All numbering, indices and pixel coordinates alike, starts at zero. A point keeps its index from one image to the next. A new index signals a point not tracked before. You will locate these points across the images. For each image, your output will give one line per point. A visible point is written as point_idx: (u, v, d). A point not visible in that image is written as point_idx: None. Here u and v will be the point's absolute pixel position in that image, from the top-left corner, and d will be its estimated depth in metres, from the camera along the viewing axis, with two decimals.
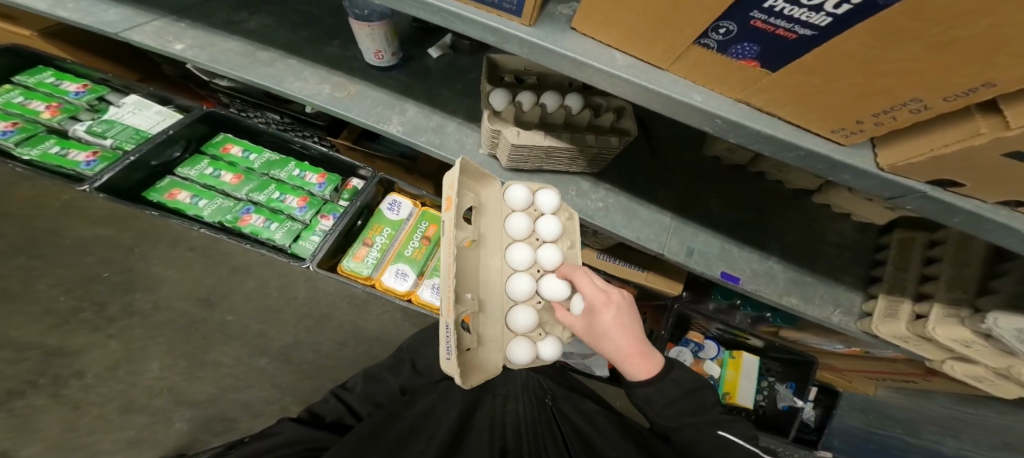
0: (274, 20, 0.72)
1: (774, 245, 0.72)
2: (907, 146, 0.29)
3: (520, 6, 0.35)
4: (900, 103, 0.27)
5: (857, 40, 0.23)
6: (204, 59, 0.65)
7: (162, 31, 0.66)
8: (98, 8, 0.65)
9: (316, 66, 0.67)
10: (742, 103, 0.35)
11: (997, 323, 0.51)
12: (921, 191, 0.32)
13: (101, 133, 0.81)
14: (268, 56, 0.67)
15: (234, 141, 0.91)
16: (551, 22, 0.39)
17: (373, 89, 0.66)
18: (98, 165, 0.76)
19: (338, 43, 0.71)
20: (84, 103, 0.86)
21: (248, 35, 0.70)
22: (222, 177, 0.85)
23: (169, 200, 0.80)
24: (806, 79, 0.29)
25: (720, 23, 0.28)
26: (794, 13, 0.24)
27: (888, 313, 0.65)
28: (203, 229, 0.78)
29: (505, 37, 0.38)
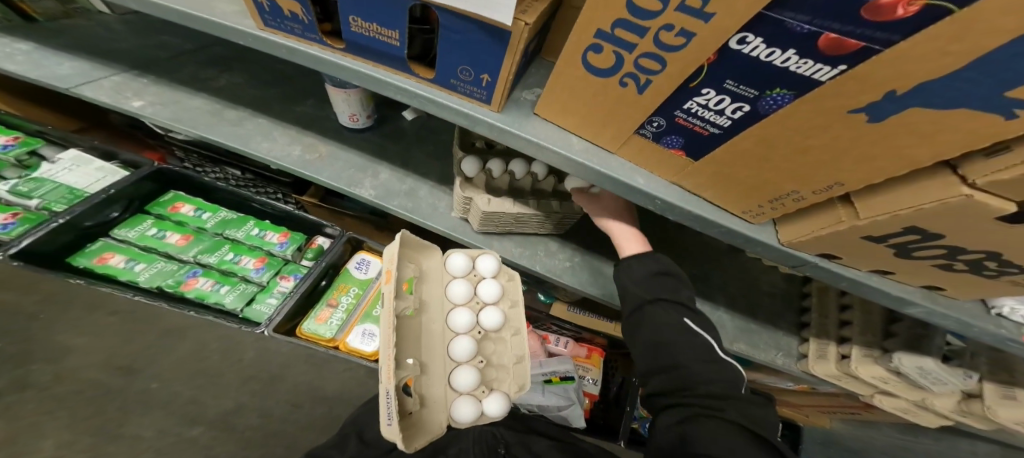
0: (244, 78, 0.78)
1: (719, 297, 0.80)
2: (797, 225, 0.36)
3: (490, 95, 0.41)
4: (786, 193, 0.33)
5: (752, 140, 0.30)
6: (163, 116, 0.69)
7: (122, 87, 0.71)
8: (53, 62, 0.70)
9: (287, 126, 0.72)
10: (676, 185, 0.42)
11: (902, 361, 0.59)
12: (813, 262, 0.39)
13: (27, 193, 0.75)
14: (235, 115, 0.71)
15: (184, 199, 0.88)
16: (517, 107, 0.44)
17: (345, 150, 0.71)
18: (17, 228, 0.72)
19: (310, 102, 0.77)
20: (12, 158, 0.79)
21: (216, 92, 0.75)
22: (168, 238, 0.82)
23: (98, 265, 0.74)
24: (719, 169, 0.35)
25: (653, 118, 0.35)
26: (706, 115, 0.31)
27: (819, 354, 0.73)
28: (140, 297, 0.73)
29: (476, 121, 0.43)
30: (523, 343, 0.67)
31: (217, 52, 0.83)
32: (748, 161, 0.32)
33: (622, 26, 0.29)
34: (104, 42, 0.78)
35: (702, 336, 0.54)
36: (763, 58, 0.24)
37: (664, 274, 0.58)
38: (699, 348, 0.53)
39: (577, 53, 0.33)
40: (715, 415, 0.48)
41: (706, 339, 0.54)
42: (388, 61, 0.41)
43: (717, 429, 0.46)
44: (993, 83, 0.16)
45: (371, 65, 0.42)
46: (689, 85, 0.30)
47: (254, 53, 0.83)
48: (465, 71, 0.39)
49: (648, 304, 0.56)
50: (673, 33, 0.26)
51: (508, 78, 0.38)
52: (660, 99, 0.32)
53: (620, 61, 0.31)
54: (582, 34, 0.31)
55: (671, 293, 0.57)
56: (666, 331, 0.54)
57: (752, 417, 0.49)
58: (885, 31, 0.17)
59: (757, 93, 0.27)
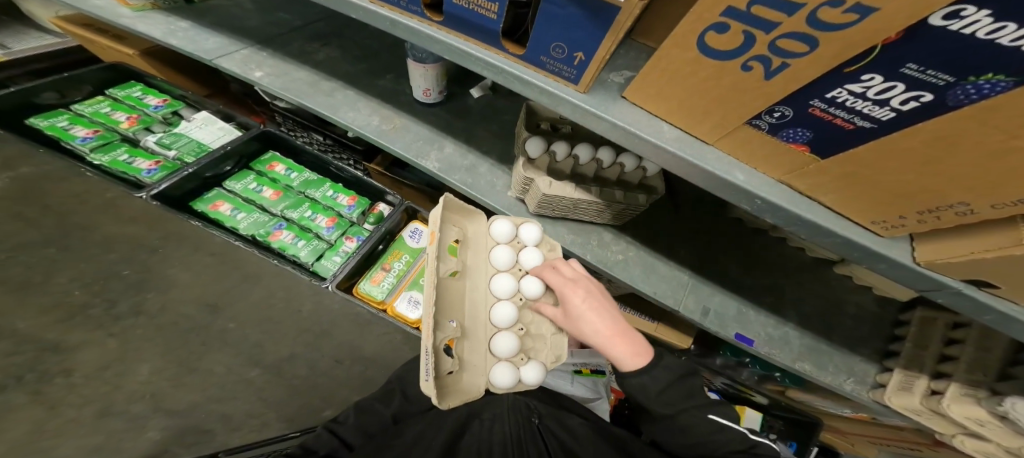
0: (340, 52, 0.81)
1: (788, 311, 0.75)
2: (948, 242, 0.31)
3: (579, 75, 0.38)
4: (945, 205, 0.28)
5: (916, 138, 0.25)
6: (277, 85, 0.72)
7: (249, 60, 0.76)
8: (202, 37, 0.77)
9: (369, 99, 0.73)
10: (784, 185, 0.37)
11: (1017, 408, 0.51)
12: (955, 288, 0.33)
13: (167, 145, 0.88)
14: (329, 86, 0.74)
15: (280, 160, 0.97)
16: (603, 89, 0.41)
17: (417, 125, 0.71)
18: (158, 174, 0.83)
19: (390, 77, 0.78)
20: (160, 117, 0.95)
21: (316, 65, 0.78)
22: (263, 193, 0.91)
23: (212, 211, 0.85)
24: (854, 168, 0.30)
25: (776, 108, 0.30)
26: (855, 104, 0.26)
27: (904, 386, 0.65)
28: (240, 243, 0.82)
29: (560, 101, 0.40)
30: None
31: (319, 30, 0.86)
32: (903, 161, 0.27)
33: (764, 3, 0.24)
34: (237, 20, 0.84)
35: (726, 429, 0.57)
36: (978, 37, 0.18)
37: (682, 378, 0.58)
38: (732, 440, 0.56)
39: (693, 34, 0.29)
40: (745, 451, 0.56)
41: (733, 431, 0.57)
42: (480, 34, 0.40)
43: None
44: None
45: (462, 40, 0.41)
46: (844, 70, 0.24)
47: (352, 29, 0.87)
48: (559, 48, 0.37)
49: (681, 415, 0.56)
50: (840, 9, 0.21)
51: (605, 58, 0.35)
52: (796, 84, 0.27)
53: (749, 42, 0.26)
54: (704, 13, 0.27)
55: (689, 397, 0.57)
56: (693, 434, 0.56)
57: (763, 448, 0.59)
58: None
59: (952, 81, 0.21)
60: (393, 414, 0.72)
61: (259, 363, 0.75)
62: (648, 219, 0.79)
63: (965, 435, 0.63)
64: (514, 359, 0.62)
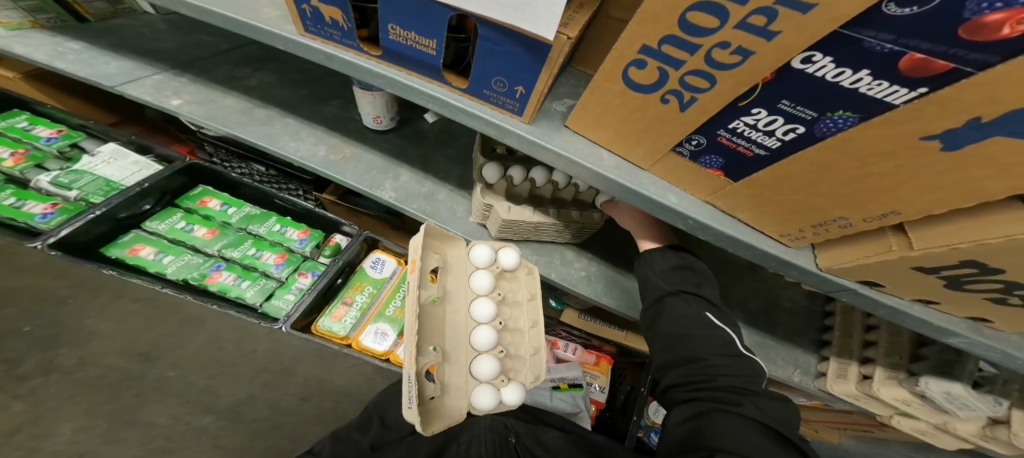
0: (276, 77, 0.80)
1: (737, 312, 0.80)
2: (838, 251, 0.35)
3: (522, 107, 0.40)
4: (832, 219, 0.32)
5: (799, 165, 0.28)
6: (197, 114, 0.70)
7: (162, 86, 0.72)
8: (100, 61, 0.71)
9: (315, 126, 0.72)
10: (709, 204, 0.40)
11: (929, 385, 0.58)
12: (856, 289, 0.38)
13: (66, 185, 0.77)
14: (265, 114, 0.72)
15: (212, 194, 0.90)
16: (547, 119, 0.44)
17: (371, 154, 0.71)
18: (56, 218, 0.72)
19: (335, 103, 0.77)
20: (55, 151, 0.84)
21: (247, 91, 0.76)
22: (195, 232, 0.83)
23: (129, 256, 0.75)
24: (760, 190, 0.33)
25: (692, 136, 0.33)
26: (751, 134, 0.29)
27: (840, 374, 0.71)
28: (165, 289, 0.71)
29: (507, 132, 0.42)
30: (540, 336, 0.65)
31: (250, 53, 0.85)
32: (796, 184, 0.30)
33: (670, 43, 0.27)
34: (147, 42, 0.80)
35: (721, 331, 0.54)
36: (828, 80, 0.22)
37: (688, 269, 0.57)
38: (716, 344, 0.53)
39: (617, 68, 0.32)
40: (727, 408, 0.48)
41: (727, 334, 0.54)
42: (423, 69, 0.41)
43: (731, 424, 0.46)
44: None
45: (403, 72, 0.42)
46: (738, 104, 0.27)
47: (287, 53, 0.86)
48: (500, 82, 0.39)
49: (667, 297, 0.56)
50: (728, 51, 0.24)
51: (544, 90, 0.37)
52: (703, 118, 0.30)
53: (664, 77, 0.29)
54: (625, 50, 0.29)
55: (691, 287, 0.56)
56: (684, 322, 0.54)
57: (769, 410, 0.49)
58: (981, 50, 0.15)
59: (816, 115, 0.24)
60: (371, 443, 0.71)
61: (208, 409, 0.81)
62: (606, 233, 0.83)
63: (899, 415, 0.70)
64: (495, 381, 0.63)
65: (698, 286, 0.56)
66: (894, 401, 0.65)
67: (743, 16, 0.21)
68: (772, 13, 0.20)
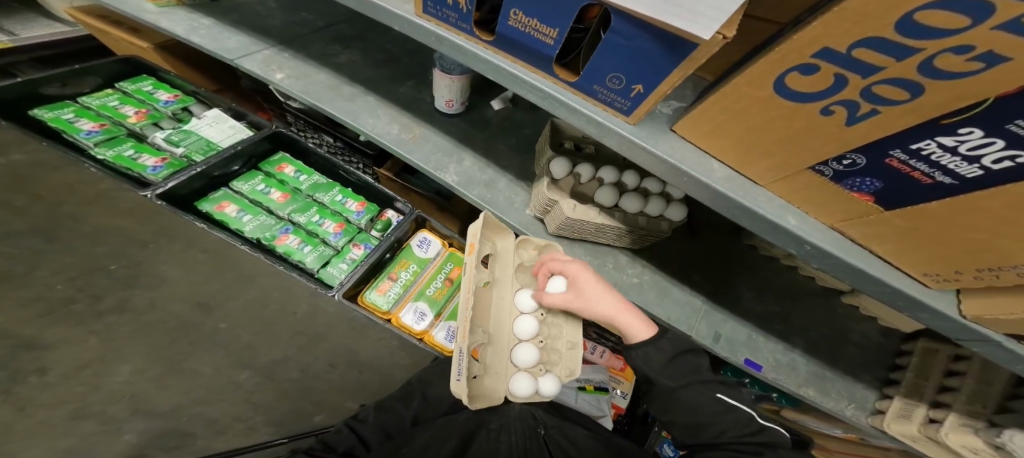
0: (362, 55, 0.79)
1: (797, 340, 0.76)
2: (993, 300, 0.31)
3: (634, 106, 0.37)
4: (1009, 265, 0.27)
5: (998, 199, 0.23)
6: (296, 88, 0.69)
7: (270, 61, 0.72)
8: (224, 36, 0.73)
9: (391, 106, 0.71)
10: (835, 231, 0.36)
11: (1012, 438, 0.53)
12: (997, 341, 0.33)
13: (174, 142, 0.83)
14: (350, 91, 0.71)
15: (289, 162, 0.94)
16: (653, 121, 0.40)
17: (439, 136, 0.69)
18: (164, 171, 0.79)
19: (410, 84, 0.76)
20: (170, 112, 0.90)
21: (337, 68, 0.75)
22: (270, 195, 0.87)
23: (217, 211, 0.81)
24: (921, 224, 0.29)
25: (847, 155, 0.29)
26: (939, 159, 0.25)
27: (902, 414, 0.69)
28: (245, 246, 0.78)
29: (607, 131, 0.39)
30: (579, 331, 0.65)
31: (340, 32, 0.83)
32: (980, 221, 0.26)
33: (867, 45, 0.22)
34: (259, 19, 0.80)
35: (738, 410, 0.50)
36: None
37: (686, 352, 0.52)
38: (739, 426, 0.49)
39: (770, 74, 0.27)
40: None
41: (744, 413, 0.50)
42: (533, 57, 0.38)
43: None
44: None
45: (509, 60, 0.40)
46: (939, 122, 0.22)
47: (374, 33, 0.85)
48: (616, 79, 0.35)
49: (679, 390, 0.50)
50: (964, 57, 0.18)
51: (664, 93, 0.33)
52: (875, 135, 0.26)
53: (839, 86, 0.25)
54: (792, 52, 0.25)
55: (694, 371, 0.51)
56: (700, 413, 0.49)
57: None
58: None
59: None
60: (414, 416, 0.71)
61: (250, 365, 0.70)
62: (663, 245, 0.80)
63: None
64: (533, 369, 0.63)
65: (700, 368, 0.52)
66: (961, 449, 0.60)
67: (1020, 14, 0.15)
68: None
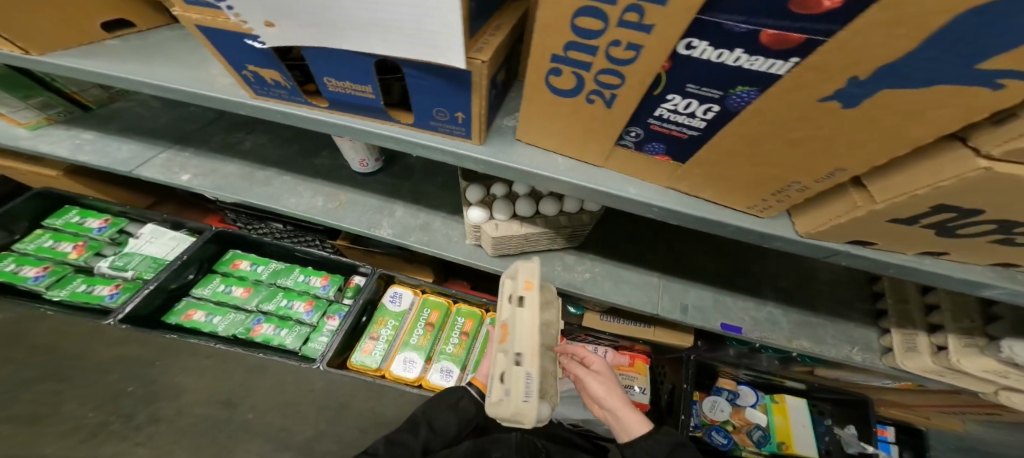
0: (267, 137, 0.90)
1: (769, 291, 0.81)
2: (814, 213, 0.33)
3: (468, 130, 0.40)
4: (790, 185, 0.31)
5: (729, 139, 0.29)
6: (207, 184, 0.80)
7: (171, 164, 0.83)
8: (114, 147, 0.84)
9: (308, 180, 0.82)
10: (671, 189, 0.39)
11: (1014, 350, 0.55)
12: (843, 251, 0.35)
13: (123, 267, 0.98)
14: (264, 176, 0.82)
15: (242, 257, 1.06)
16: (499, 137, 0.43)
17: (365, 195, 0.80)
18: (121, 296, 0.94)
19: (325, 154, 0.88)
20: (107, 238, 1.05)
21: (244, 155, 0.86)
22: (233, 292, 0.99)
23: (185, 320, 0.94)
24: (710, 169, 0.33)
25: (630, 129, 0.34)
26: (677, 117, 0.30)
27: (909, 346, 0.70)
28: (219, 345, 0.91)
29: (463, 158, 0.42)
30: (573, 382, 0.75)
31: (237, 118, 0.95)
32: (735, 159, 0.31)
33: (572, 49, 0.28)
34: (148, 121, 0.92)
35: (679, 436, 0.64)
36: (718, 64, 0.24)
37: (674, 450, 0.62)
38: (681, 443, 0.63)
39: (539, 81, 0.32)
40: None
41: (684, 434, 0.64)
42: (366, 112, 0.41)
43: None
44: (954, 57, 0.17)
45: (347, 117, 0.43)
46: (653, 94, 0.29)
47: None
48: (441, 112, 0.38)
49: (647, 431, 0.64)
50: (622, 48, 0.26)
51: (482, 113, 0.37)
52: (627, 114, 0.31)
53: (581, 81, 0.30)
54: (538, 61, 0.30)
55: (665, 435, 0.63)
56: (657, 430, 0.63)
57: None
58: (826, 23, 0.18)
59: (722, 93, 0.26)
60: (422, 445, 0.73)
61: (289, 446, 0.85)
62: (605, 232, 0.84)
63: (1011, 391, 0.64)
64: None
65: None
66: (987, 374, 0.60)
67: (620, 13, 0.23)
68: (641, 9, 0.22)
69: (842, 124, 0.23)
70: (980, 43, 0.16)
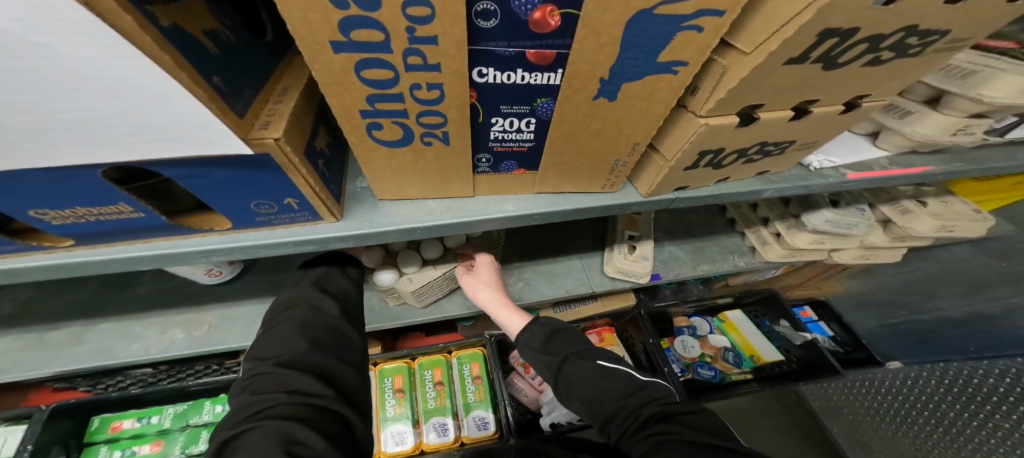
0: (36, 289, 0.73)
1: (660, 235, 0.93)
2: (644, 178, 0.46)
3: (309, 210, 0.42)
4: (618, 162, 0.43)
5: (557, 142, 0.39)
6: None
7: None
8: None
9: (141, 316, 0.72)
10: (540, 194, 0.49)
11: (811, 220, 0.78)
12: (673, 197, 0.48)
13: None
14: (61, 335, 0.68)
15: (119, 415, 0.83)
16: (357, 204, 0.48)
17: (234, 308, 0.75)
18: None
19: (148, 278, 0.77)
20: None
21: (13, 321, 0.69)
22: (140, 453, 0.79)
23: None
24: (557, 169, 0.44)
25: (481, 156, 0.42)
26: (510, 138, 0.39)
27: (762, 241, 0.89)
28: None
29: (321, 240, 0.45)
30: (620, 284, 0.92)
31: None
32: (566, 157, 0.41)
33: (378, 100, 0.31)
34: None
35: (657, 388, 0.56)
36: (508, 82, 0.32)
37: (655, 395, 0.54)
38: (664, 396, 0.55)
39: (364, 138, 0.36)
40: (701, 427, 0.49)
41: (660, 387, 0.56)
42: (154, 232, 0.40)
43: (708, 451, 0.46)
44: (646, 56, 0.28)
45: (111, 244, 0.41)
46: (479, 119, 0.36)
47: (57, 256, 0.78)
48: (263, 205, 0.40)
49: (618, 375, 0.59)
50: (423, 89, 0.30)
51: (312, 189, 0.39)
52: (463, 141, 0.38)
53: (403, 125, 0.35)
54: (353, 123, 0.34)
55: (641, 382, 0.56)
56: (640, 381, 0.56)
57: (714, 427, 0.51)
58: (562, 38, 0.27)
59: (530, 106, 0.35)
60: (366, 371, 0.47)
61: None
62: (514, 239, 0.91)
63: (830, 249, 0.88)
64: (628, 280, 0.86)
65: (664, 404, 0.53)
66: (812, 244, 0.84)
67: (398, 63, 0.27)
68: (419, 53, 0.27)
69: (622, 114, 0.35)
70: (652, 44, 0.27)
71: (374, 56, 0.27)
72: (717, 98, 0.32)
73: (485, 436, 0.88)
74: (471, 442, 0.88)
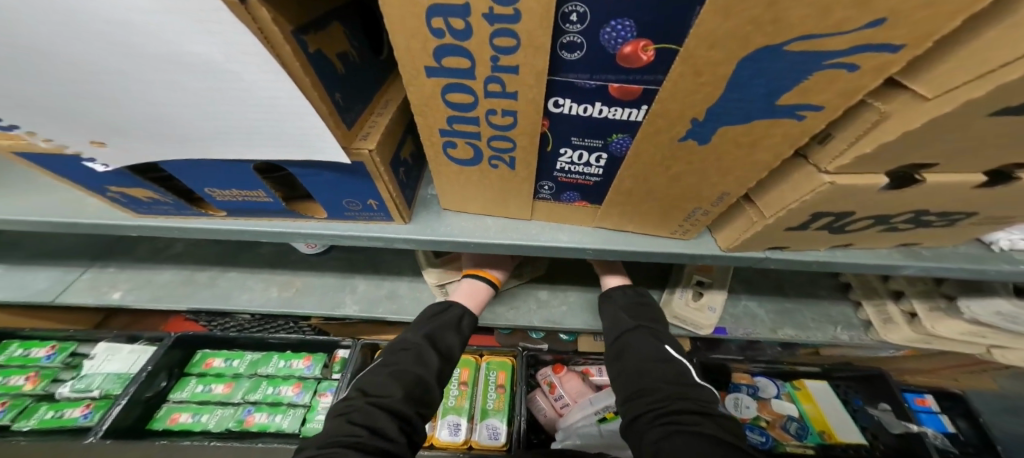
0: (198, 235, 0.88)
1: (737, 286, 0.79)
2: (728, 230, 0.38)
3: (386, 212, 0.43)
4: (698, 209, 0.35)
5: (626, 180, 0.33)
6: (144, 298, 0.78)
7: (98, 283, 0.80)
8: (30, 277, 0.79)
9: (258, 272, 0.82)
10: (596, 227, 0.43)
11: (971, 308, 0.58)
12: (764, 256, 0.39)
13: (85, 388, 0.89)
14: (206, 275, 0.82)
15: (212, 354, 0.99)
16: (424, 208, 0.47)
17: (322, 277, 0.82)
18: (95, 414, 0.86)
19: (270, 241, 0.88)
20: (60, 363, 0.94)
21: (177, 258, 0.85)
22: (213, 390, 0.93)
23: (173, 424, 0.88)
24: (626, 208, 0.37)
25: (543, 183, 0.38)
26: (578, 170, 0.35)
27: (885, 318, 0.70)
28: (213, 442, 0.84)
29: (390, 239, 0.45)
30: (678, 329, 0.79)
31: None
32: (631, 197, 0.35)
33: (455, 122, 0.29)
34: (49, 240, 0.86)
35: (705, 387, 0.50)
36: (581, 115, 0.28)
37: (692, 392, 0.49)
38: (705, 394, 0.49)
39: (438, 154, 0.35)
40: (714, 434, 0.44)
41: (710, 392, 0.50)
42: (258, 213, 0.44)
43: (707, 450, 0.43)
44: (759, 98, 0.21)
45: (247, 220, 0.46)
46: (548, 148, 0.32)
47: None
48: (351, 203, 0.41)
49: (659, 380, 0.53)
50: (500, 116, 0.28)
51: (393, 197, 0.40)
52: (530, 169, 0.35)
53: (475, 147, 0.33)
54: (430, 139, 0.33)
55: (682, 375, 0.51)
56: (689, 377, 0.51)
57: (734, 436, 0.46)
58: (649, 74, 0.23)
59: (603, 141, 0.30)
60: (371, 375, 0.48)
61: None
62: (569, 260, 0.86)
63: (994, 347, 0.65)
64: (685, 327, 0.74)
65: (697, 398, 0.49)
66: (965, 337, 0.63)
67: (481, 88, 0.25)
68: (500, 80, 0.24)
69: (725, 160, 0.28)
70: (774, 85, 0.20)
71: (458, 81, 0.25)
72: (856, 152, 0.23)
73: (495, 446, 0.85)
74: (479, 449, 0.85)
